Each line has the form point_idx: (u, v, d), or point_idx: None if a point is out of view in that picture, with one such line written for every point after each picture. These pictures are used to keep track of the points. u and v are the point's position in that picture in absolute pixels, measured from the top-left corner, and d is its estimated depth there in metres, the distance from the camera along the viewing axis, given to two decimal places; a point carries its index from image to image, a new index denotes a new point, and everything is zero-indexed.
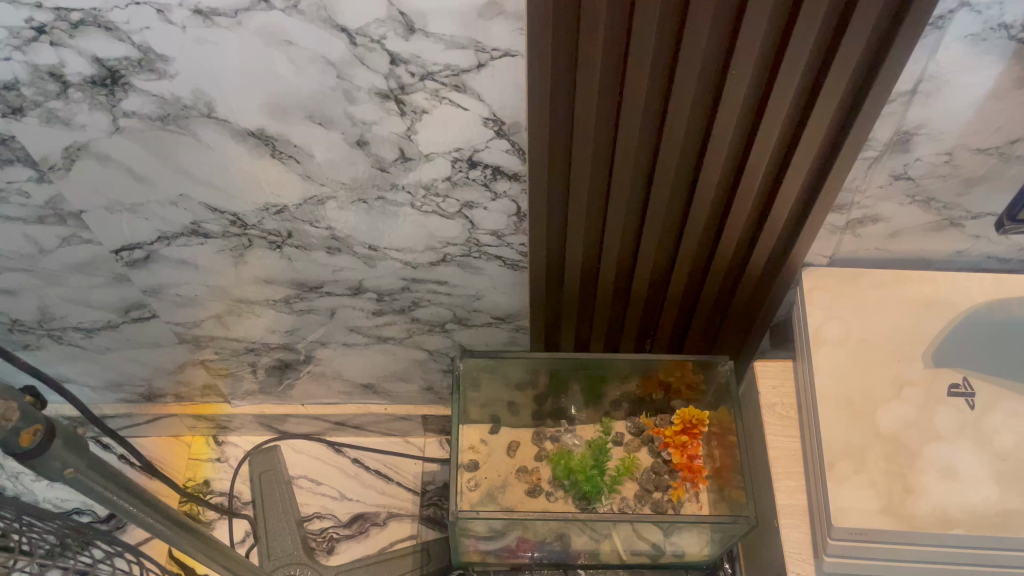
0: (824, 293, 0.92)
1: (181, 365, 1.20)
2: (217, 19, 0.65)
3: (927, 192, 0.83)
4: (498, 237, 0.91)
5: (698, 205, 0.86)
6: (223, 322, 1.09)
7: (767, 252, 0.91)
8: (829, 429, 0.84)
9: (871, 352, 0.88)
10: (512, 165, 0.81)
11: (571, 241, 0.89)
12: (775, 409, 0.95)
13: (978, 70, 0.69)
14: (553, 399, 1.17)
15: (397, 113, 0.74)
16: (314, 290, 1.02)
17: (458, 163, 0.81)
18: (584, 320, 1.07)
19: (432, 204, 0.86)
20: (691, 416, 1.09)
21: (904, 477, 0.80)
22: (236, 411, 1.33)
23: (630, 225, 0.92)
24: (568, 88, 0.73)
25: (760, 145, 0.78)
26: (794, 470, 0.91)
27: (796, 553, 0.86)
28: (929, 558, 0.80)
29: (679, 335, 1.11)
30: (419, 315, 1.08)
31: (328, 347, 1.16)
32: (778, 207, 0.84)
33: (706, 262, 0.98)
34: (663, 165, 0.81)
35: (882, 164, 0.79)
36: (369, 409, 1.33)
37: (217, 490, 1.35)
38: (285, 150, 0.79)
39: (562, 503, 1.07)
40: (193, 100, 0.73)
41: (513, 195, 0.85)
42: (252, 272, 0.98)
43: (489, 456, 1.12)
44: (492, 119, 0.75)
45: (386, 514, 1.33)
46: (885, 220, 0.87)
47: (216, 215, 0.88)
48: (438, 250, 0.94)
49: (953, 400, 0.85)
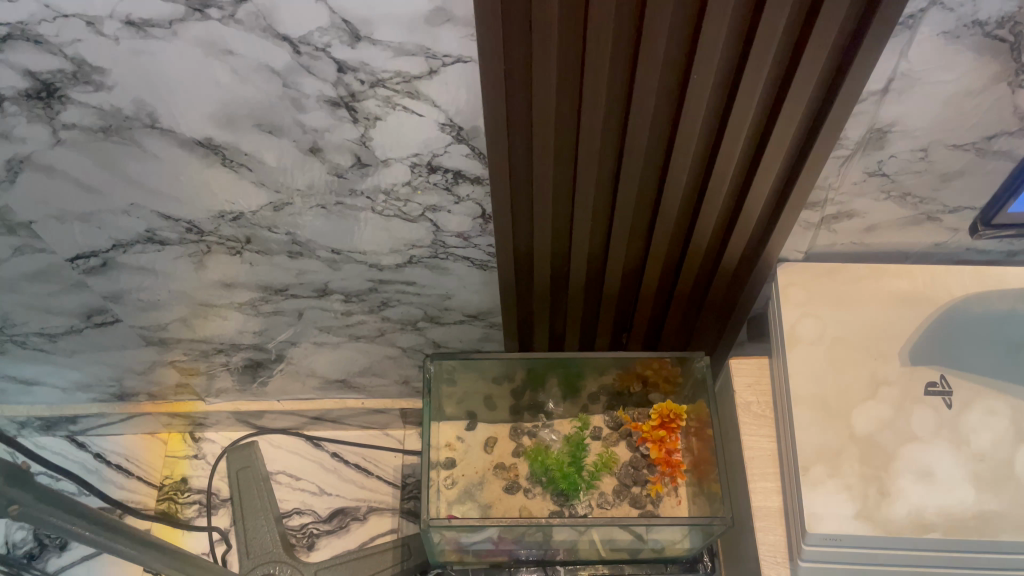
0: (800, 290, 0.90)
1: (151, 365, 1.18)
2: (151, 30, 0.62)
3: (903, 187, 0.80)
4: (465, 239, 0.89)
5: (668, 199, 0.83)
6: (189, 325, 1.07)
7: (741, 247, 0.88)
8: (803, 432, 0.82)
9: (847, 350, 0.86)
10: (473, 169, 0.78)
11: (538, 234, 0.86)
12: (751, 408, 0.93)
13: (952, 68, 0.66)
14: (530, 394, 1.15)
15: (349, 120, 0.71)
16: (279, 293, 0.99)
17: (417, 168, 0.78)
18: (558, 314, 1.05)
19: (393, 208, 0.83)
20: (668, 410, 1.06)
21: (879, 481, 0.79)
22: (212, 408, 1.31)
23: (600, 213, 0.89)
24: (526, 80, 0.70)
25: (730, 140, 0.75)
26: (769, 471, 0.89)
27: (773, 556, 0.84)
28: (906, 562, 0.79)
29: (657, 329, 1.09)
30: (390, 314, 1.06)
31: (299, 346, 1.14)
32: (752, 202, 0.81)
33: (679, 257, 0.96)
34: (628, 164, 0.79)
35: (856, 161, 0.76)
36: (346, 403, 1.31)
37: (194, 488, 1.34)
38: (236, 158, 0.76)
39: (540, 500, 1.06)
40: (135, 110, 0.69)
41: (477, 198, 0.82)
42: (213, 276, 0.95)
43: (466, 453, 1.11)
44: (448, 124, 0.72)
45: (367, 508, 1.32)
46: (859, 216, 0.85)
47: (171, 223, 0.85)
48: (404, 252, 0.91)
49: (930, 399, 0.83)
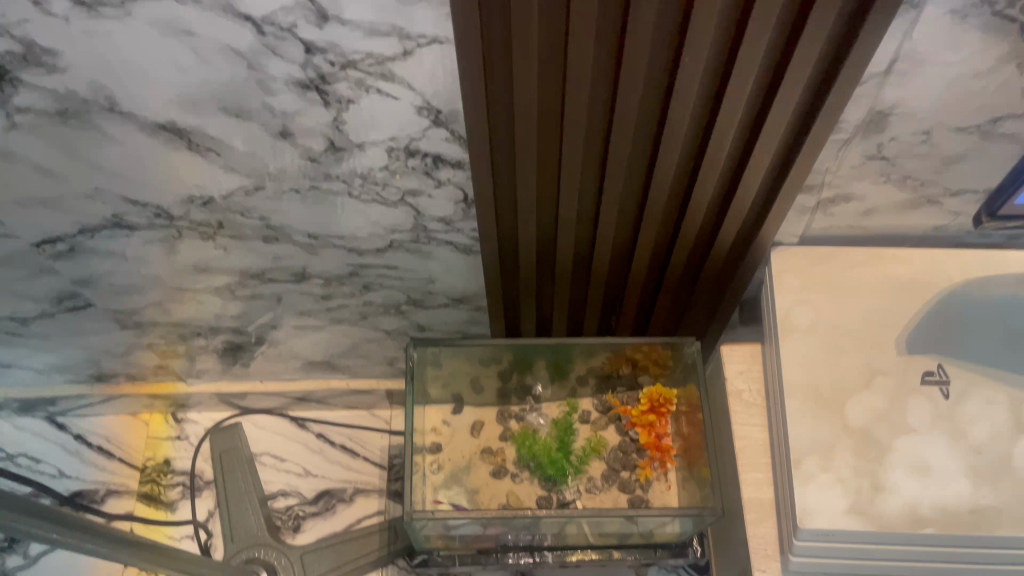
0: (793, 276, 0.87)
1: (128, 348, 1.15)
2: (103, 10, 0.57)
3: (904, 170, 0.76)
4: (447, 223, 0.85)
5: (658, 185, 0.79)
6: (165, 308, 1.03)
7: (734, 233, 0.84)
8: (796, 423, 0.80)
9: (843, 339, 0.84)
10: (453, 153, 0.74)
11: (523, 218, 0.83)
12: (743, 396, 0.90)
13: (957, 49, 0.62)
14: (518, 376, 1.12)
15: (319, 103, 0.67)
16: (256, 277, 0.96)
17: (394, 152, 0.74)
18: (546, 297, 1.02)
19: (371, 192, 0.80)
20: (658, 394, 1.04)
21: (873, 474, 0.77)
22: (194, 389, 1.29)
23: (588, 196, 0.85)
24: (507, 59, 0.66)
25: (722, 129, 0.71)
26: (761, 462, 0.86)
27: (763, 550, 0.82)
28: (899, 557, 0.77)
29: (647, 312, 1.06)
30: (372, 297, 1.02)
31: (280, 329, 1.11)
32: (745, 190, 0.78)
33: (670, 242, 0.93)
34: (616, 149, 0.75)
35: (855, 144, 0.73)
36: (330, 383, 1.28)
37: (177, 469, 1.32)
38: (202, 143, 0.72)
39: (528, 485, 1.04)
40: (92, 93, 0.65)
41: (458, 182, 0.78)
42: (187, 261, 0.92)
43: (452, 437, 1.08)
44: (426, 107, 0.68)
45: (353, 489, 1.30)
46: (857, 199, 0.81)
47: (139, 208, 0.81)
48: (385, 236, 0.88)
49: (927, 389, 0.80)
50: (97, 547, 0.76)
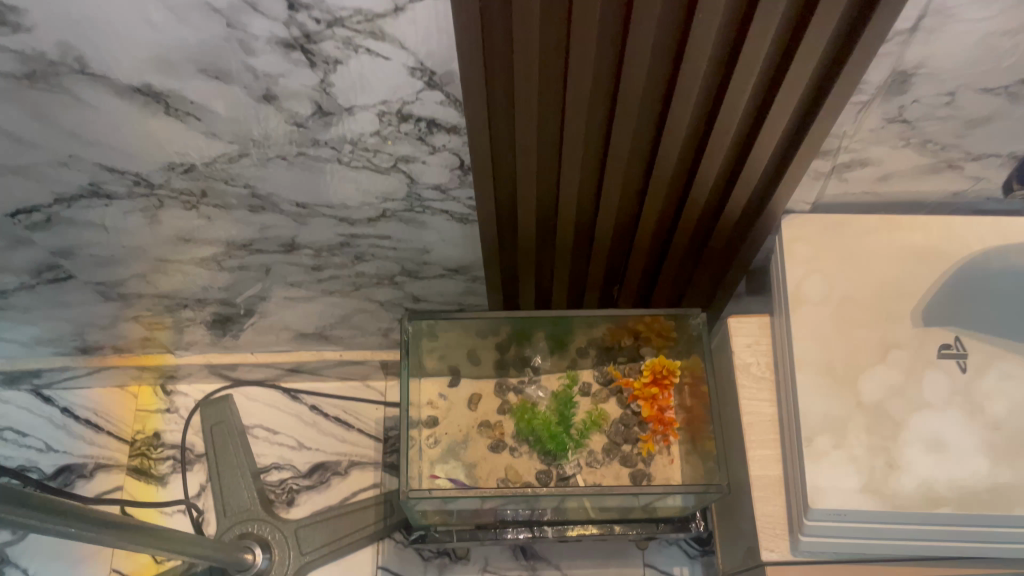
0: (805, 245, 0.83)
1: (113, 320, 1.11)
2: None
3: (924, 134, 0.72)
4: (442, 191, 0.81)
5: (665, 151, 0.75)
6: (149, 280, 0.99)
7: (743, 201, 0.80)
8: (807, 399, 0.77)
9: (856, 310, 0.80)
10: (449, 117, 0.70)
11: (522, 185, 0.79)
12: (751, 370, 0.87)
13: (990, 4, 0.58)
14: (516, 348, 1.08)
15: (305, 64, 0.63)
16: (243, 248, 0.92)
17: (385, 116, 0.70)
18: (545, 267, 0.98)
19: (362, 159, 0.75)
20: (662, 366, 1.00)
21: (887, 452, 0.74)
22: (183, 361, 1.25)
23: (590, 162, 0.81)
24: (506, 15, 0.62)
25: (735, 92, 0.67)
26: (769, 438, 0.83)
27: (771, 529, 0.79)
28: (912, 536, 0.74)
29: (650, 282, 1.02)
30: (365, 268, 0.99)
31: (270, 301, 1.07)
32: (757, 156, 0.73)
33: (676, 211, 0.89)
34: (622, 112, 0.71)
35: (874, 107, 0.69)
36: (323, 355, 1.25)
37: (167, 443, 1.29)
38: (181, 107, 0.67)
39: (527, 459, 1.02)
40: (60, 54, 0.61)
41: (454, 148, 0.74)
42: (170, 231, 0.87)
43: (449, 411, 1.06)
44: (419, 68, 0.64)
45: (348, 462, 1.27)
46: (874, 164, 0.77)
47: (117, 176, 0.77)
48: (377, 205, 0.84)
49: (943, 363, 0.77)
50: (71, 531, 0.71)
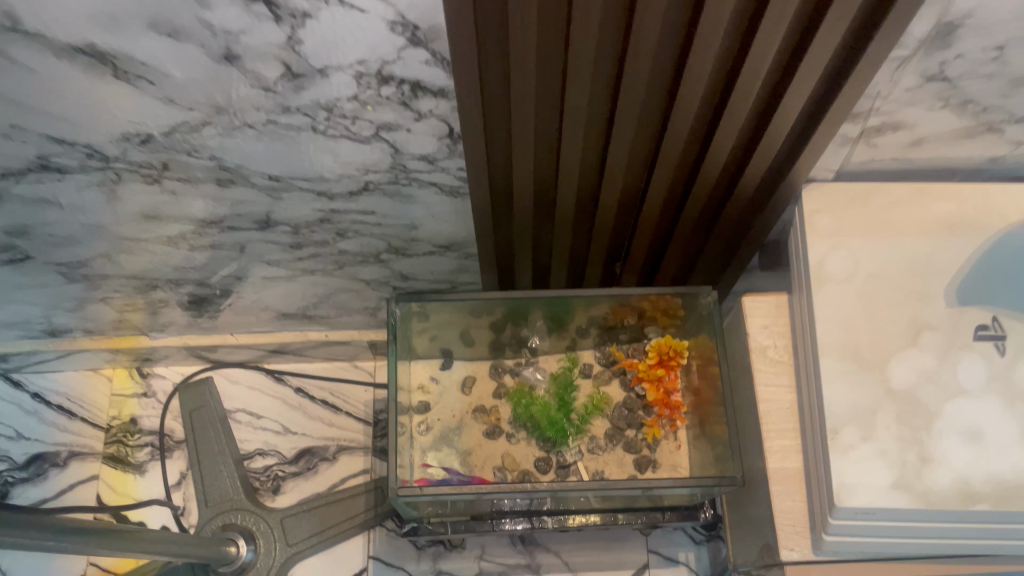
0: (828, 218, 0.75)
1: (80, 302, 1.03)
2: None
3: (966, 93, 0.65)
4: (430, 162, 0.74)
5: (677, 116, 0.68)
6: (115, 260, 0.92)
7: (761, 170, 0.73)
8: (831, 387, 0.70)
9: (883, 288, 0.73)
10: (435, 79, 0.62)
11: (518, 155, 0.71)
12: (768, 353, 0.80)
13: None
14: (512, 329, 1.01)
15: (269, 18, 0.55)
16: (214, 225, 0.85)
17: (363, 78, 0.62)
18: (543, 242, 0.91)
19: (339, 127, 0.68)
20: (667, 347, 0.94)
21: (919, 444, 0.68)
22: (159, 343, 1.18)
23: (594, 129, 0.74)
24: None
25: (759, 47, 0.59)
26: (788, 427, 0.77)
27: (791, 526, 0.73)
28: (946, 534, 0.69)
29: (655, 258, 0.95)
30: (348, 246, 0.91)
31: (248, 281, 1.00)
32: (780, 120, 0.66)
33: (686, 182, 0.81)
34: (630, 72, 0.63)
35: (913, 63, 0.61)
36: (307, 335, 1.18)
37: (144, 429, 1.22)
38: (132, 69, 0.59)
39: (524, 447, 0.95)
40: None
41: (442, 114, 0.67)
42: (132, 208, 0.80)
43: (441, 395, 1.00)
44: (400, 22, 0.56)
45: (336, 447, 1.21)
46: (907, 128, 0.70)
47: (67, 148, 0.69)
48: (358, 178, 0.76)
49: (981, 345, 0.71)
50: (23, 542, 0.64)
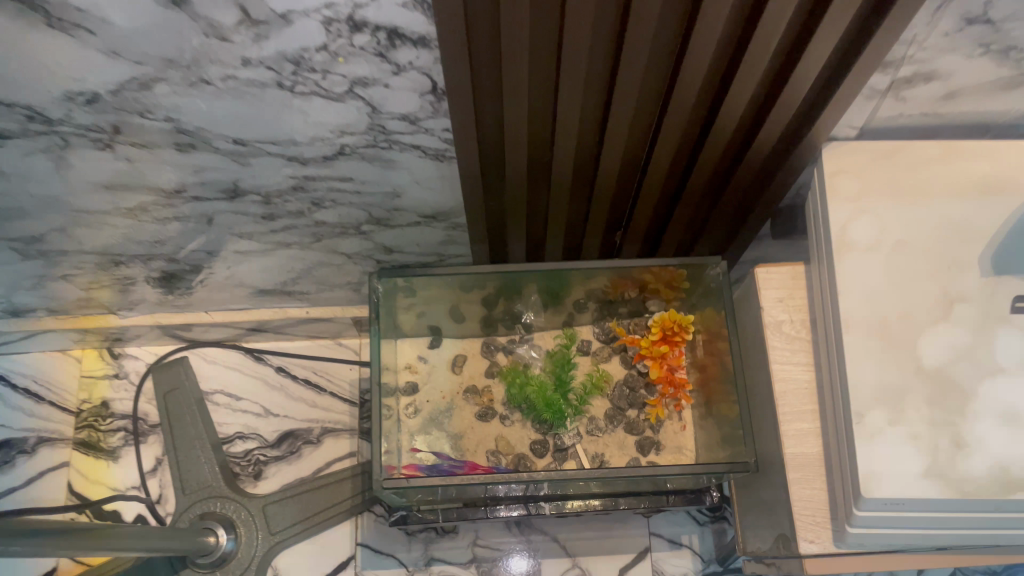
0: (850, 179, 0.69)
1: (39, 281, 0.96)
2: None
3: (1009, 39, 0.58)
4: (411, 121, 0.66)
5: (687, 67, 0.61)
6: (71, 235, 0.84)
7: (778, 127, 0.66)
8: (855, 366, 0.64)
9: (910, 256, 0.67)
10: (414, 25, 0.55)
11: (509, 113, 0.64)
12: (783, 329, 0.74)
13: None
14: (505, 303, 0.93)
15: None
16: (178, 195, 0.77)
17: (333, 25, 0.54)
18: (537, 210, 0.84)
19: (309, 82, 0.60)
20: (672, 322, 0.87)
21: (953, 427, 0.62)
22: (128, 323, 1.10)
23: (593, 85, 0.66)
24: None
25: None
26: (805, 409, 0.71)
27: (811, 517, 0.68)
28: (980, 524, 0.63)
29: (658, 226, 0.88)
30: (325, 217, 0.84)
31: (219, 256, 0.93)
32: (803, 70, 0.59)
33: (693, 143, 0.74)
34: (635, 17, 0.56)
35: (955, 3, 0.54)
36: (287, 312, 1.11)
37: (117, 413, 1.15)
38: (67, 16, 0.52)
39: (519, 429, 0.89)
40: None
41: (424, 66, 0.59)
42: (85, 177, 0.72)
43: (430, 375, 0.93)
44: None
45: (320, 430, 1.15)
46: (941, 79, 0.63)
47: (4, 110, 0.61)
48: (332, 140, 0.69)
49: (1019, 318, 0.64)
50: None
